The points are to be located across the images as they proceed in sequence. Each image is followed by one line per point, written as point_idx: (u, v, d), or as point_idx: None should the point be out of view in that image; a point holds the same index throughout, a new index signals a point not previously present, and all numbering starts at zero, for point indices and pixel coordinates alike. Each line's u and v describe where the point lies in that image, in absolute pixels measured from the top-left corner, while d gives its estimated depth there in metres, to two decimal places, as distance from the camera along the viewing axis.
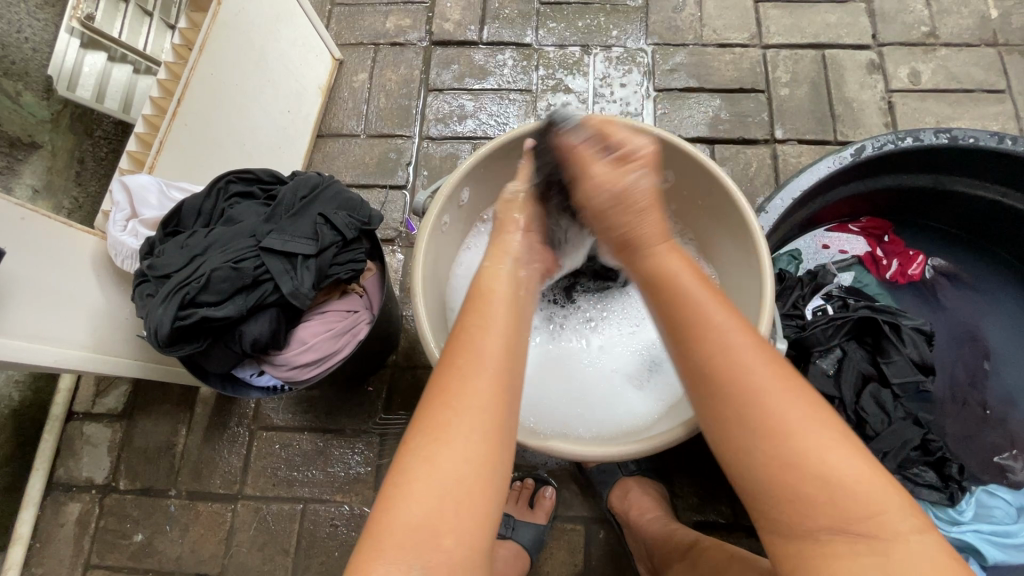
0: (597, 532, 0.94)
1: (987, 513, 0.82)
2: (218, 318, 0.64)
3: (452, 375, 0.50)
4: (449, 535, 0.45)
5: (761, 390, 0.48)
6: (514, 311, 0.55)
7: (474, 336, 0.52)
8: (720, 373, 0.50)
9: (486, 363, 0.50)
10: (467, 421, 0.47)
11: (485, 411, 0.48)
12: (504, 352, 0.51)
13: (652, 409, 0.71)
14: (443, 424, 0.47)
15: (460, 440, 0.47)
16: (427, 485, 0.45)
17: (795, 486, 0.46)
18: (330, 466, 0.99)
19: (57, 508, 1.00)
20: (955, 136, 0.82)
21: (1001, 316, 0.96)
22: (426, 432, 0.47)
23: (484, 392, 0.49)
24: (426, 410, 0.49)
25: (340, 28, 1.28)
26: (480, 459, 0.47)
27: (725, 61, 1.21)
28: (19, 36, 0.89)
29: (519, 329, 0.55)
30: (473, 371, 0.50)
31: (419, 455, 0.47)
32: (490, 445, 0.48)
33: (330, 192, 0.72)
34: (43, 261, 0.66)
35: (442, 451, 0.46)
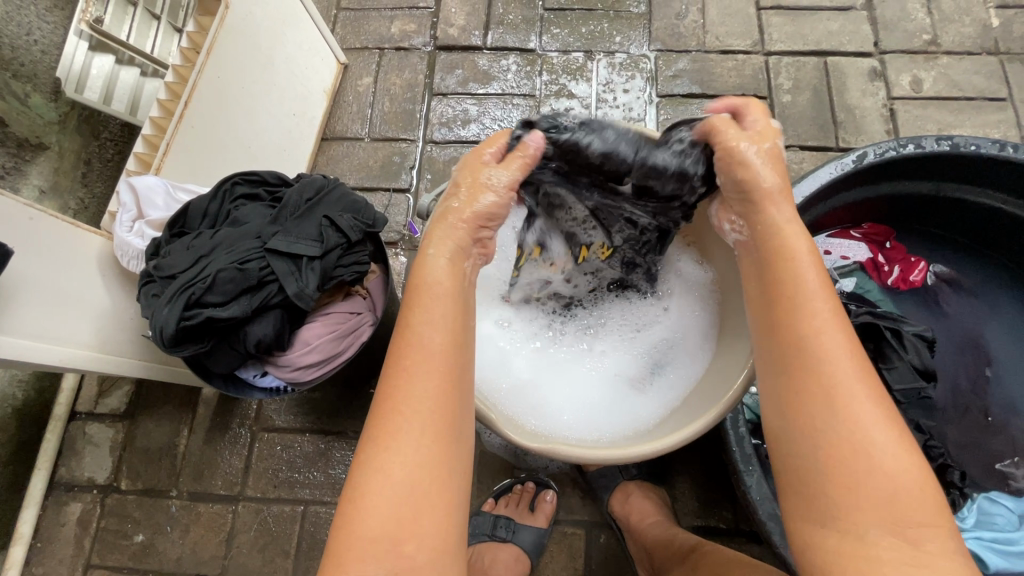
0: (597, 537, 0.94)
1: (988, 520, 0.82)
2: (223, 318, 0.65)
3: (396, 379, 0.50)
4: (411, 542, 0.45)
5: (839, 369, 0.49)
6: (455, 303, 0.55)
7: (417, 335, 0.52)
8: (807, 348, 0.50)
9: (428, 363, 0.50)
10: (416, 426, 0.48)
11: (429, 414, 0.48)
12: (445, 350, 0.51)
13: (653, 413, 0.71)
14: (394, 431, 0.48)
15: (413, 444, 0.47)
16: (384, 492, 0.46)
17: (852, 476, 0.47)
18: (331, 468, 0.99)
19: (58, 508, 1.00)
20: (956, 144, 0.83)
21: (1003, 323, 0.96)
22: (374, 440, 0.48)
23: (432, 395, 0.49)
24: (378, 417, 0.49)
25: (345, 32, 1.29)
26: (432, 463, 0.47)
27: (728, 67, 1.22)
28: (29, 39, 0.90)
29: (462, 324, 0.54)
30: (420, 373, 0.50)
31: (369, 466, 0.47)
32: (441, 447, 0.48)
33: (335, 195, 0.73)
34: (50, 262, 0.66)
35: (393, 457, 0.47)
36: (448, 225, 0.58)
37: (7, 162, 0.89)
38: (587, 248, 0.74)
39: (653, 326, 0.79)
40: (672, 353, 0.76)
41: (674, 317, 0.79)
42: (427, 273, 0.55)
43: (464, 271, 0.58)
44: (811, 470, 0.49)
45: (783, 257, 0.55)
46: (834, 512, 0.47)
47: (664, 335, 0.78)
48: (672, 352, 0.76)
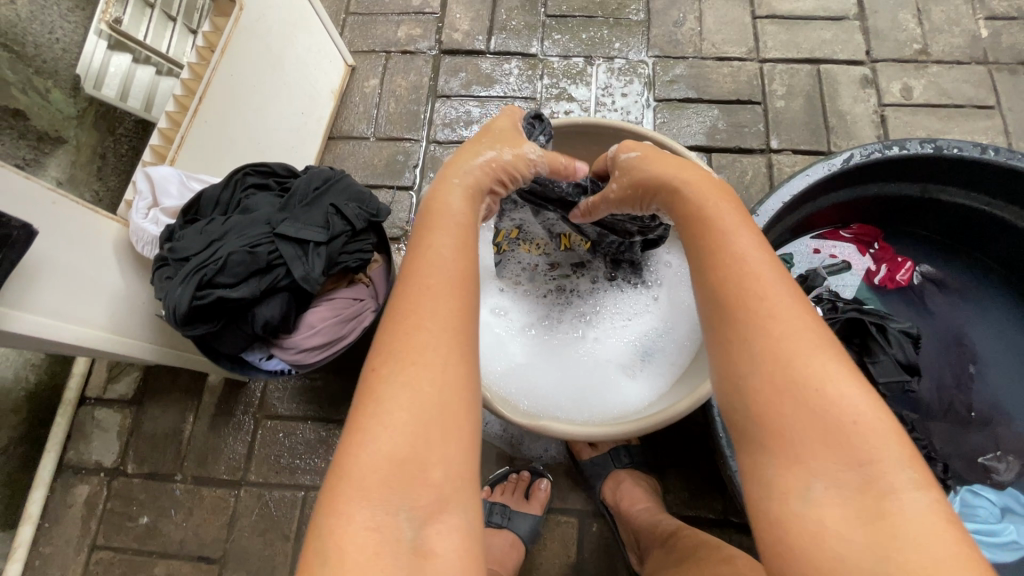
0: (590, 525, 0.96)
1: (971, 512, 0.86)
2: (233, 299, 0.68)
3: (416, 299, 0.48)
4: (434, 464, 0.43)
5: (777, 301, 0.46)
6: (466, 233, 0.55)
7: (425, 257, 0.51)
8: (743, 289, 0.47)
9: (444, 284, 0.49)
10: (426, 341, 0.46)
11: (452, 332, 0.47)
12: (453, 268, 0.51)
13: (641, 399, 0.74)
14: (419, 346, 0.46)
15: (422, 360, 0.45)
16: (388, 409, 0.44)
17: (794, 412, 0.42)
18: (331, 455, 1.02)
19: (66, 490, 1.03)
20: (939, 147, 0.86)
21: (987, 321, 0.99)
22: (398, 355, 0.46)
23: (435, 309, 0.48)
24: (388, 334, 0.48)
25: (353, 36, 1.34)
26: (437, 378, 0.45)
27: (723, 73, 1.26)
28: (51, 38, 0.94)
29: (469, 251, 0.54)
30: (426, 289, 0.49)
31: (394, 381, 0.45)
32: (442, 364, 0.46)
33: (341, 185, 0.76)
34: (68, 244, 0.70)
35: (420, 370, 0.45)
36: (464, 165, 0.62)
37: (28, 153, 0.93)
38: (568, 236, 0.82)
39: (644, 316, 0.82)
40: (661, 342, 0.79)
41: (665, 308, 0.81)
42: (447, 202, 0.57)
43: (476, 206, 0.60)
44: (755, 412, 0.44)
45: (699, 211, 0.54)
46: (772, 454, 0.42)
47: (653, 325, 0.81)
48: (661, 340, 0.79)
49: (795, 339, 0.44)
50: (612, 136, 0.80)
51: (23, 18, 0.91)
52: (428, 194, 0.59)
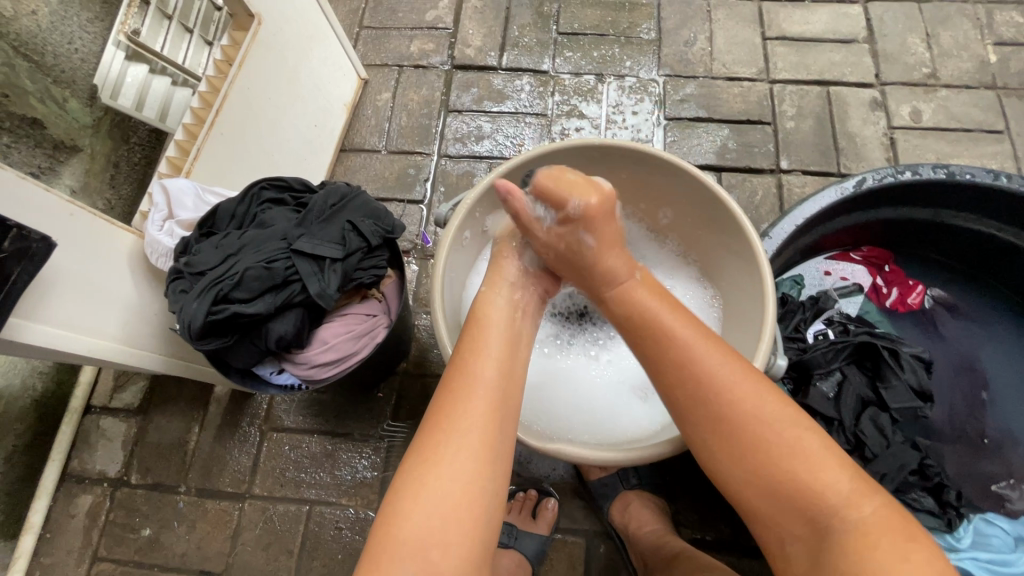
0: (597, 546, 0.95)
1: (985, 541, 0.83)
2: (247, 314, 0.68)
3: (449, 400, 0.56)
4: (438, 548, 0.50)
5: (748, 405, 0.56)
6: (509, 339, 0.62)
7: (469, 363, 0.58)
8: (705, 397, 0.58)
9: (478, 391, 0.56)
10: (468, 440, 0.54)
11: (480, 437, 0.54)
12: (496, 377, 0.58)
13: (656, 422, 0.74)
14: (437, 444, 0.54)
15: (458, 460, 0.53)
16: (438, 495, 0.52)
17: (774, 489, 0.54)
18: (337, 470, 1.01)
19: (68, 500, 1.02)
20: (952, 172, 0.86)
21: (999, 347, 0.99)
22: (421, 450, 0.54)
23: (483, 416, 0.55)
24: (430, 431, 0.55)
25: (367, 50, 1.35)
26: (487, 479, 0.53)
27: (734, 93, 1.27)
28: (70, 47, 0.94)
29: (512, 357, 0.61)
30: (473, 397, 0.56)
31: (414, 475, 0.53)
32: (490, 465, 0.54)
33: (358, 201, 0.76)
34: (85, 256, 0.70)
35: (437, 466, 0.53)
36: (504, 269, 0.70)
37: (42, 162, 0.93)
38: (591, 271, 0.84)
39: None
40: None
41: None
42: (490, 311, 0.64)
43: (518, 309, 0.66)
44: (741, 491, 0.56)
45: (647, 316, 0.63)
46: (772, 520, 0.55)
47: None
48: None
49: (772, 436, 0.55)
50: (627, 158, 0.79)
51: (44, 28, 0.91)
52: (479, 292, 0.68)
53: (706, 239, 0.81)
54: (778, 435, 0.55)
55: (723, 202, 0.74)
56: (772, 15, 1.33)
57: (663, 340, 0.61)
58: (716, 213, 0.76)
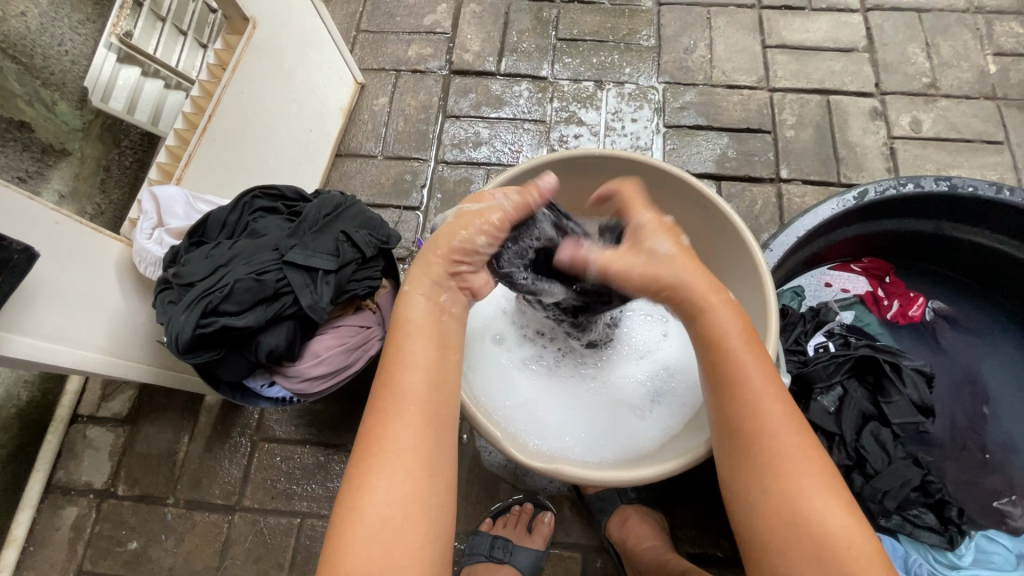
0: (594, 561, 0.94)
1: (986, 558, 0.82)
2: (237, 327, 0.67)
3: (377, 421, 0.53)
4: None
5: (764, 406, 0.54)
6: (436, 344, 0.57)
7: (396, 377, 0.55)
8: (729, 390, 0.56)
9: (406, 406, 0.53)
10: (397, 470, 0.51)
11: (412, 456, 0.52)
12: (426, 390, 0.54)
13: (654, 438, 0.73)
14: (368, 473, 0.51)
15: (388, 486, 0.50)
16: (373, 530, 0.49)
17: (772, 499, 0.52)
18: (329, 481, 0.99)
19: (53, 512, 1.00)
20: (954, 184, 0.85)
21: (1000, 360, 0.98)
22: (353, 480, 0.51)
23: (412, 437, 0.52)
24: (363, 460, 0.52)
25: (364, 54, 1.34)
26: (424, 505, 0.51)
27: (733, 101, 1.26)
28: (60, 50, 0.92)
29: (444, 365, 0.57)
30: (402, 416, 0.53)
31: (348, 506, 0.50)
32: (429, 487, 0.52)
33: (352, 211, 0.75)
34: (70, 265, 0.68)
35: (369, 495, 0.50)
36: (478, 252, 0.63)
37: (31, 166, 0.91)
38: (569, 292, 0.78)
39: (654, 356, 0.82)
40: (672, 382, 0.78)
41: (678, 346, 0.81)
42: (410, 314, 0.59)
43: (442, 308, 0.60)
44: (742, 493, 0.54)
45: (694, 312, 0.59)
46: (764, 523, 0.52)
47: (666, 362, 0.81)
48: (672, 381, 0.79)
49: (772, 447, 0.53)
50: (627, 169, 0.78)
51: (33, 30, 0.89)
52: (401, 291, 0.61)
53: (708, 254, 0.80)
54: (789, 438, 0.53)
55: (726, 216, 0.73)
56: (772, 23, 1.33)
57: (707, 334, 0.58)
58: (723, 227, 0.75)
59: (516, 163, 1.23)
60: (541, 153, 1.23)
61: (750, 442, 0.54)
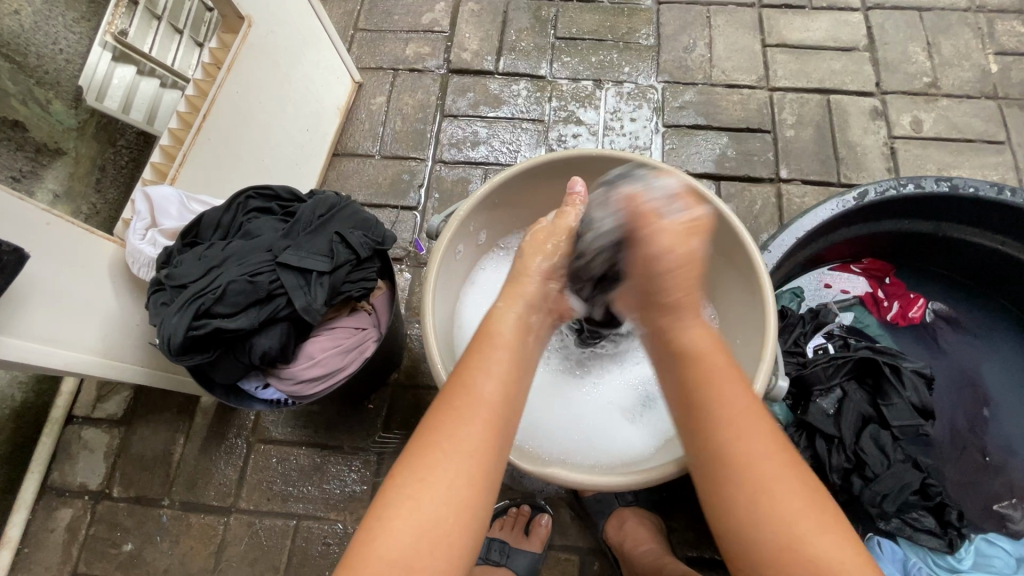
0: (591, 564, 0.93)
1: (986, 562, 0.81)
2: (230, 329, 0.66)
3: (450, 414, 0.53)
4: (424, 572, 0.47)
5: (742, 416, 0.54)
6: (516, 357, 0.60)
7: (471, 377, 0.56)
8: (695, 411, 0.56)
9: (481, 409, 0.54)
10: (451, 464, 0.51)
11: (479, 459, 0.52)
12: (495, 395, 0.55)
13: (645, 445, 0.73)
14: (433, 464, 0.51)
15: (449, 479, 0.50)
16: (415, 522, 0.48)
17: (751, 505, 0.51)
18: (326, 483, 0.99)
19: (48, 513, 0.99)
20: (955, 185, 0.84)
21: (1001, 362, 0.97)
22: (413, 469, 0.51)
23: (475, 438, 0.52)
24: (416, 451, 0.52)
25: (362, 52, 1.33)
26: (467, 507, 0.50)
27: (733, 101, 1.25)
28: (54, 48, 0.91)
29: (517, 375, 0.58)
30: (474, 418, 0.53)
31: (405, 493, 0.50)
32: (481, 491, 0.51)
33: (346, 212, 0.74)
34: (61, 266, 0.67)
35: (428, 485, 0.50)
36: (519, 285, 0.65)
37: (24, 165, 0.90)
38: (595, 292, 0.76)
39: (647, 359, 0.81)
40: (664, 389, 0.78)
41: None
42: (498, 327, 0.61)
43: (529, 329, 0.63)
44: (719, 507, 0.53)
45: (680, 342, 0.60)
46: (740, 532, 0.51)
47: None
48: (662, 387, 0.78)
49: (750, 453, 0.53)
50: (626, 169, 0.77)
51: (27, 28, 0.88)
52: (494, 305, 0.64)
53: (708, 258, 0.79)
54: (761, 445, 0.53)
55: (726, 219, 0.72)
56: (773, 22, 1.32)
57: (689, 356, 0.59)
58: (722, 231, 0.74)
59: (515, 163, 1.22)
60: (539, 152, 1.22)
61: (726, 464, 0.53)
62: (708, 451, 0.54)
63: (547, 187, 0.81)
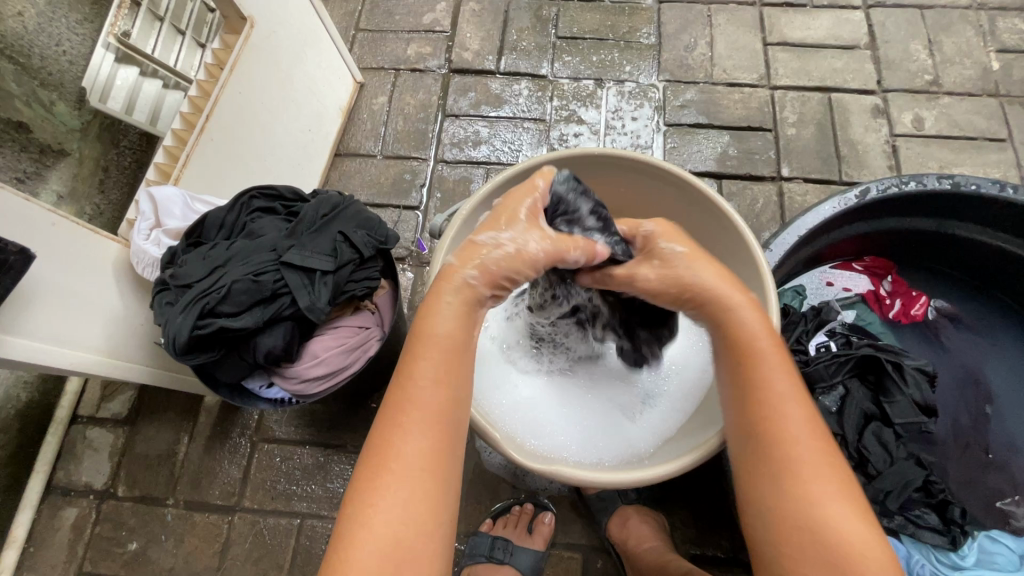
0: (594, 562, 0.93)
1: (989, 559, 0.82)
2: (234, 328, 0.66)
3: (393, 432, 0.51)
4: None
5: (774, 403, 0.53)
6: (459, 355, 0.54)
7: (409, 386, 0.52)
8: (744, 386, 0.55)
9: (418, 423, 0.51)
10: (404, 478, 0.49)
11: (427, 474, 0.50)
12: (441, 399, 0.52)
13: (645, 441, 0.73)
14: (383, 487, 0.49)
15: (398, 501, 0.49)
16: (374, 549, 0.47)
17: (774, 489, 0.51)
18: (329, 482, 0.99)
19: (53, 512, 1.00)
20: (957, 182, 0.84)
21: (1003, 359, 0.97)
22: (364, 492, 0.49)
23: (422, 446, 0.51)
24: (368, 474, 0.50)
25: (363, 53, 1.33)
26: (426, 516, 0.49)
27: (734, 99, 1.25)
28: (58, 50, 0.91)
29: (461, 374, 0.54)
30: (412, 432, 0.51)
31: (357, 518, 0.49)
32: (438, 505, 0.50)
33: (350, 211, 0.75)
34: (66, 266, 0.68)
35: (380, 510, 0.49)
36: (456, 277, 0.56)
37: (29, 166, 0.90)
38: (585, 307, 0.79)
39: None
40: (663, 386, 0.79)
41: (671, 351, 0.81)
42: (435, 323, 0.54)
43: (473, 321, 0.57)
44: (751, 493, 0.53)
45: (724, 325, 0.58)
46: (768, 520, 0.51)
47: (659, 367, 0.81)
48: (662, 383, 0.79)
49: (791, 422, 0.52)
50: (629, 168, 0.77)
51: (31, 30, 0.88)
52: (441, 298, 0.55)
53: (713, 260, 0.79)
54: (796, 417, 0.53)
55: (729, 218, 0.72)
56: (773, 21, 1.32)
57: (731, 337, 0.57)
58: (727, 231, 0.74)
59: (516, 162, 1.22)
60: (541, 152, 1.23)
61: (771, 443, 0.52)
62: (751, 428, 0.54)
63: None
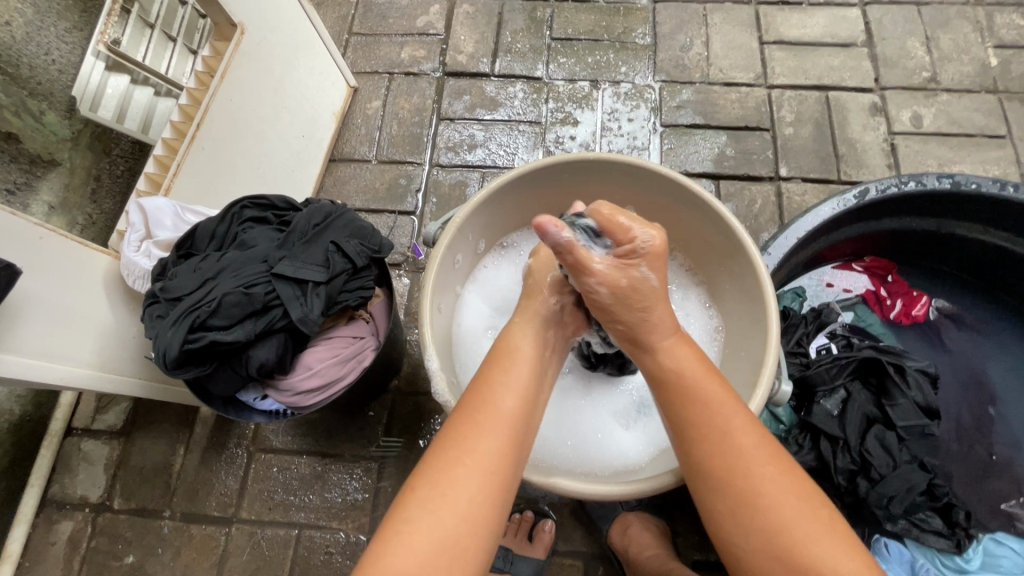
0: (596, 569, 0.92)
1: (994, 562, 0.81)
2: (225, 342, 0.65)
3: (469, 429, 0.54)
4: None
5: (714, 413, 0.57)
6: (532, 371, 0.60)
7: (489, 394, 0.57)
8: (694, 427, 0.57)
9: (498, 423, 0.55)
10: (471, 477, 0.52)
11: (493, 473, 0.53)
12: (515, 413, 0.56)
13: (638, 453, 0.73)
14: (450, 479, 0.52)
15: (463, 491, 0.51)
16: (429, 539, 0.49)
17: (736, 514, 0.54)
18: (327, 492, 0.98)
19: (49, 526, 0.99)
20: (957, 182, 0.83)
21: (1005, 359, 0.97)
22: (432, 482, 0.52)
23: (494, 452, 0.54)
24: (434, 465, 0.53)
25: (356, 57, 1.32)
26: (479, 519, 0.51)
27: (731, 99, 1.24)
28: (47, 59, 0.90)
29: (534, 392, 0.59)
30: (488, 431, 0.54)
31: (423, 507, 0.51)
32: (493, 508, 0.52)
33: (342, 221, 0.74)
34: (55, 279, 0.67)
35: (447, 500, 0.51)
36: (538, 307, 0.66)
37: (18, 177, 0.89)
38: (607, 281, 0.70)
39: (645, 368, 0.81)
40: None
41: None
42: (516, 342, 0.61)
43: (546, 344, 0.63)
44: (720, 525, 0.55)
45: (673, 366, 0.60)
46: (736, 543, 0.54)
47: None
48: None
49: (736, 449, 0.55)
50: (631, 172, 0.76)
51: (19, 40, 0.87)
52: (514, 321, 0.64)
53: (711, 266, 0.79)
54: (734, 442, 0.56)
55: (726, 222, 0.71)
56: (770, 19, 1.31)
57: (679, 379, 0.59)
58: (726, 238, 0.73)
59: (513, 166, 1.21)
60: (536, 154, 1.22)
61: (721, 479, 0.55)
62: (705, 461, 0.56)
63: (548, 192, 0.81)
